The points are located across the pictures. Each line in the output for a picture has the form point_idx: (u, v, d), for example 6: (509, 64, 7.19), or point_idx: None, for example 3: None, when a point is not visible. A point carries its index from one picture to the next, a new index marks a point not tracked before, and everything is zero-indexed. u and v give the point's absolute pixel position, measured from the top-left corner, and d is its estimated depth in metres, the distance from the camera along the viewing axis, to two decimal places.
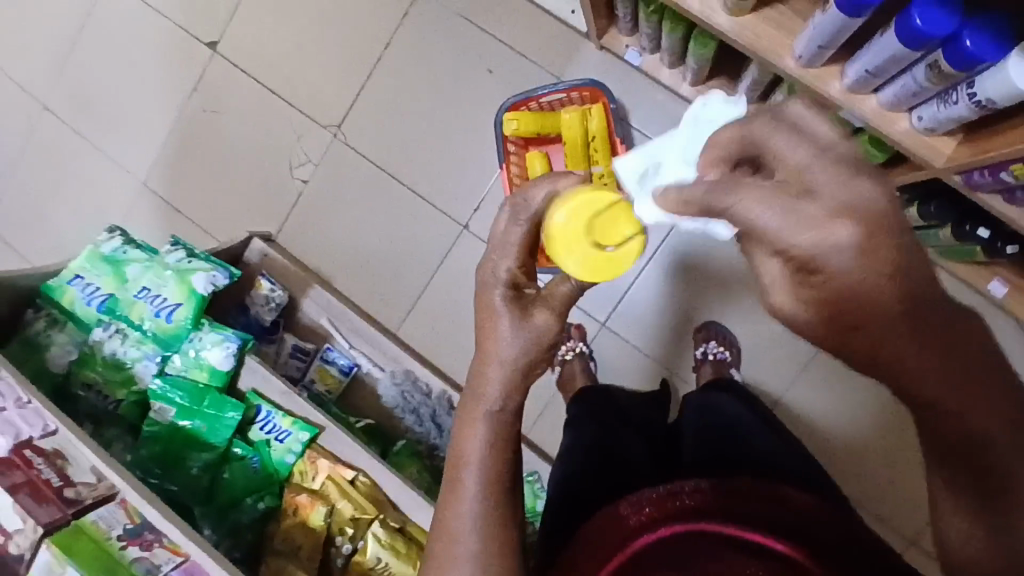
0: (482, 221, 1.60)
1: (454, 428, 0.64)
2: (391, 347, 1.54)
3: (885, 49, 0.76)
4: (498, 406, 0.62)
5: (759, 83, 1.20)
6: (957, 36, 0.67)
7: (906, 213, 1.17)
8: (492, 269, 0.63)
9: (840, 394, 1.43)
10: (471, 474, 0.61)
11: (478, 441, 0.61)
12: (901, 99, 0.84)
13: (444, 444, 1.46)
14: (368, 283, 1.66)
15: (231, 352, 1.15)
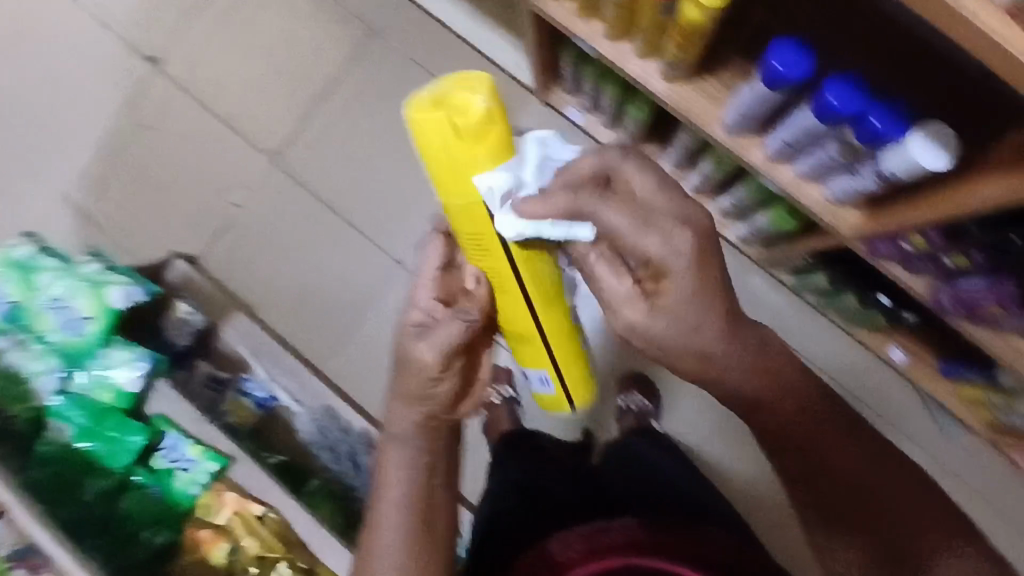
0: (418, 258, 1.59)
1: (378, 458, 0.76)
2: (313, 384, 1.51)
3: (801, 123, 0.83)
4: (413, 434, 0.74)
5: (689, 148, 1.29)
6: (863, 115, 0.74)
7: (816, 280, 1.27)
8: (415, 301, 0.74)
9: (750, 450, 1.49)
10: (392, 495, 0.72)
11: (398, 467, 0.73)
12: (813, 169, 0.92)
13: (360, 483, 1.41)
14: (295, 314, 1.62)
15: (141, 373, 1.10)
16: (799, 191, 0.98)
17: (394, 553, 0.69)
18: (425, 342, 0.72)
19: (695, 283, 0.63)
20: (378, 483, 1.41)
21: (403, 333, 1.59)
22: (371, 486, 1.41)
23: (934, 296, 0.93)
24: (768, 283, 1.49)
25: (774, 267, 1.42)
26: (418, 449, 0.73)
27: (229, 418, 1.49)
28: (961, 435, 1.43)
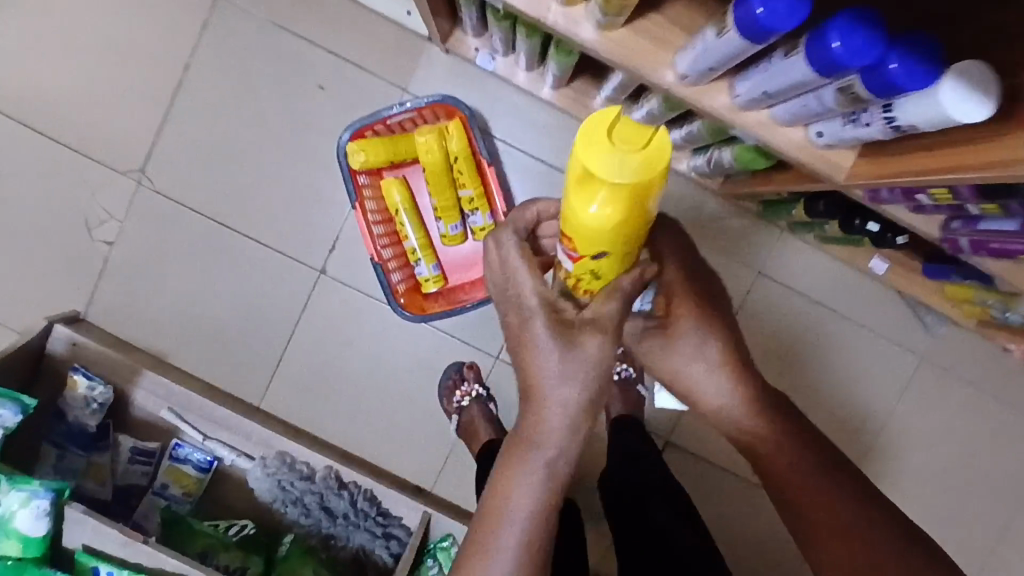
0: (339, 262, 1.37)
1: (496, 469, 0.64)
2: (255, 431, 1.31)
3: (790, 74, 0.65)
4: (566, 454, 0.62)
5: (628, 86, 1.08)
6: (879, 61, 0.57)
7: (792, 212, 1.12)
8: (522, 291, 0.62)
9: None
10: (510, 524, 0.63)
11: (526, 491, 0.62)
12: (795, 115, 0.75)
13: (339, 530, 1.27)
14: (217, 354, 1.40)
15: (42, 512, 0.89)
16: (775, 138, 0.82)
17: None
18: (555, 349, 0.60)
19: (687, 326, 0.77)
20: (358, 526, 1.27)
21: (345, 349, 1.40)
22: (352, 530, 1.27)
23: (950, 236, 0.80)
24: (734, 213, 1.34)
25: (739, 197, 1.26)
26: (551, 461, 0.62)
27: (174, 491, 1.31)
28: (956, 330, 1.35)
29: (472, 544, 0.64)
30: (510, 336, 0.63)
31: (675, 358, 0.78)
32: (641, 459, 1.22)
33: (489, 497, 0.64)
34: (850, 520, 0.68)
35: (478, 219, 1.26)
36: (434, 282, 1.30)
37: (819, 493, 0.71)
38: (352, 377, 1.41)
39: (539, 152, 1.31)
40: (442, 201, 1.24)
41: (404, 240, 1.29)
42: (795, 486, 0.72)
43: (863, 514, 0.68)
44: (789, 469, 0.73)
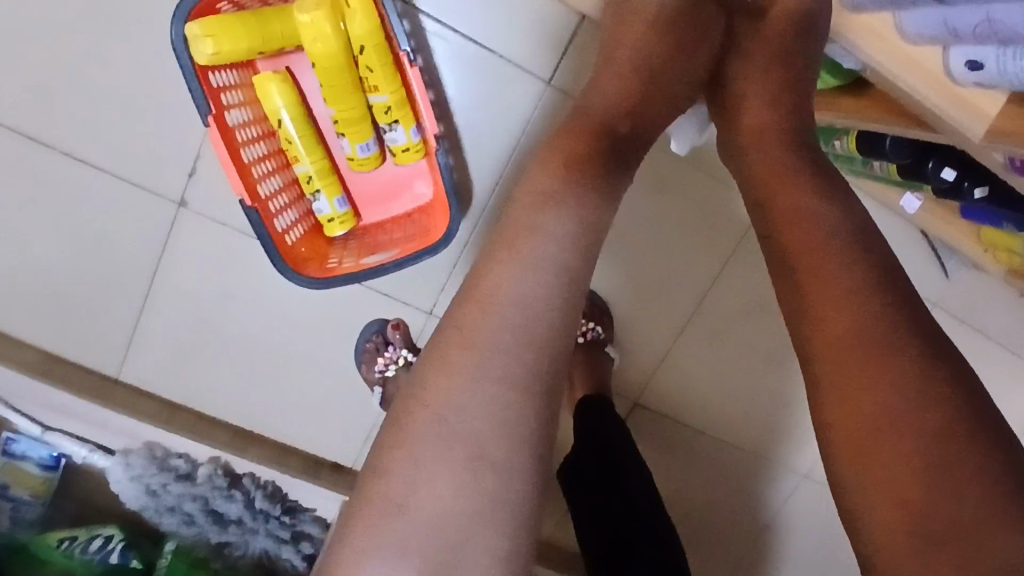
0: (206, 190, 0.98)
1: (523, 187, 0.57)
2: (112, 417, 1.01)
3: None
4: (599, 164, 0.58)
5: None
6: None
7: (835, 143, 0.83)
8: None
9: (729, 350, 1.14)
10: (536, 247, 0.52)
11: (564, 204, 0.55)
12: (956, 32, 0.44)
13: (233, 537, 1.01)
14: (51, 320, 1.03)
15: None
16: (878, 53, 0.51)
17: (527, 314, 0.50)
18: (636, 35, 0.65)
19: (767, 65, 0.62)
20: (260, 531, 1.01)
21: (228, 308, 1.05)
22: (249, 536, 1.01)
23: None
24: None
25: None
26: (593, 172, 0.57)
27: (16, 492, 0.98)
28: (980, 276, 1.14)
29: (420, 395, 0.49)
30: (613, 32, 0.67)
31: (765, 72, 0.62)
32: (615, 485, 0.94)
33: (453, 338, 0.50)
34: (885, 388, 0.43)
35: (399, 137, 0.89)
36: (341, 224, 0.95)
37: (844, 317, 0.46)
38: (238, 341, 1.07)
39: (483, 37, 0.92)
40: (344, 111, 0.86)
41: (293, 163, 0.91)
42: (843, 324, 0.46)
43: (889, 357, 0.44)
44: (810, 257, 0.50)
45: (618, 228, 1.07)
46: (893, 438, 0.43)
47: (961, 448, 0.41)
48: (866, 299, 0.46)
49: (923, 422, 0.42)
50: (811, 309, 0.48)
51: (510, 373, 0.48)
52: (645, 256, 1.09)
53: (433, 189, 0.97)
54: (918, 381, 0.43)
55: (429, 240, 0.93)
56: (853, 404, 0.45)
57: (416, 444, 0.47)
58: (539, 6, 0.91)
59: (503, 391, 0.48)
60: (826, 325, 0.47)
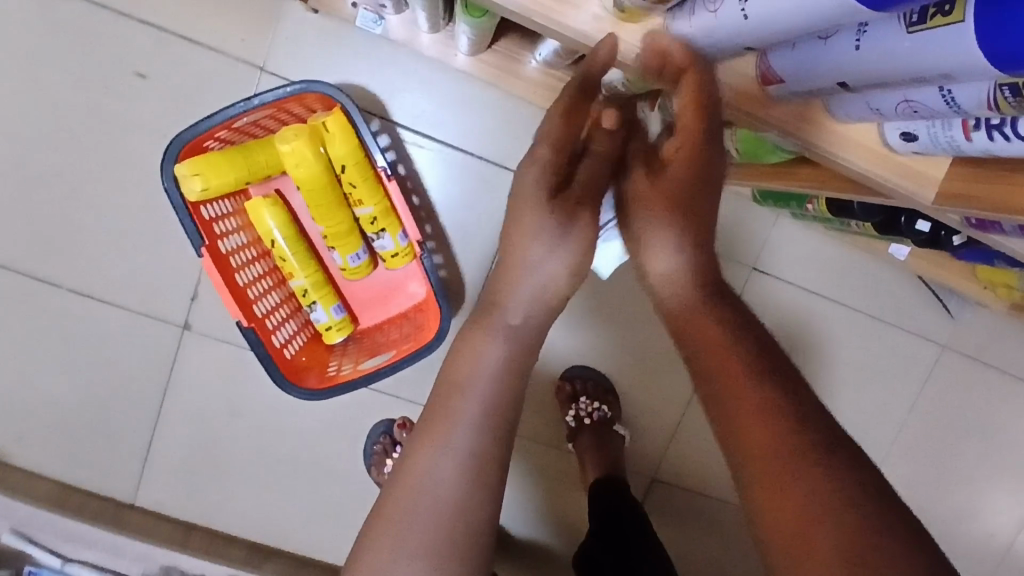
0: (209, 311, 1.02)
1: (451, 345, 0.50)
2: (130, 543, 1.03)
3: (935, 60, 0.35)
4: (524, 336, 0.51)
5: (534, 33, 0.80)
6: None
7: (808, 206, 0.85)
8: (541, 166, 0.53)
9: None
10: (466, 407, 0.46)
11: (485, 360, 0.48)
12: (881, 113, 0.46)
13: None
14: (66, 453, 1.05)
15: None
16: (780, 117, 0.52)
17: (454, 487, 0.44)
18: (537, 203, 0.53)
19: (664, 205, 0.53)
20: None
21: (236, 424, 1.06)
22: None
23: None
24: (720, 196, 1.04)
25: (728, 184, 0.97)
26: (517, 328, 0.51)
27: None
28: (987, 315, 1.12)
29: (360, 559, 0.43)
30: (537, 186, 0.53)
31: (661, 221, 0.53)
32: (635, 555, 0.90)
33: (383, 508, 0.44)
34: (808, 488, 0.40)
35: (387, 244, 0.93)
36: (339, 330, 0.97)
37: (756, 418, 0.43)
38: (249, 455, 1.07)
39: (460, 141, 0.97)
40: (333, 225, 0.90)
41: (289, 278, 0.94)
42: (752, 418, 0.43)
43: (801, 461, 0.41)
44: (715, 355, 0.47)
45: (613, 305, 1.08)
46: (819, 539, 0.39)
47: (878, 561, 0.37)
48: (779, 398, 0.44)
49: (840, 513, 0.39)
50: (731, 416, 0.45)
51: (497, 415, 0.46)
52: (640, 329, 1.10)
53: (425, 287, 1.00)
54: (830, 484, 0.40)
55: (427, 337, 0.95)
56: (769, 515, 0.41)
57: (395, 530, 0.43)
58: (509, 107, 0.96)
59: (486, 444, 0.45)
60: (742, 425, 0.44)
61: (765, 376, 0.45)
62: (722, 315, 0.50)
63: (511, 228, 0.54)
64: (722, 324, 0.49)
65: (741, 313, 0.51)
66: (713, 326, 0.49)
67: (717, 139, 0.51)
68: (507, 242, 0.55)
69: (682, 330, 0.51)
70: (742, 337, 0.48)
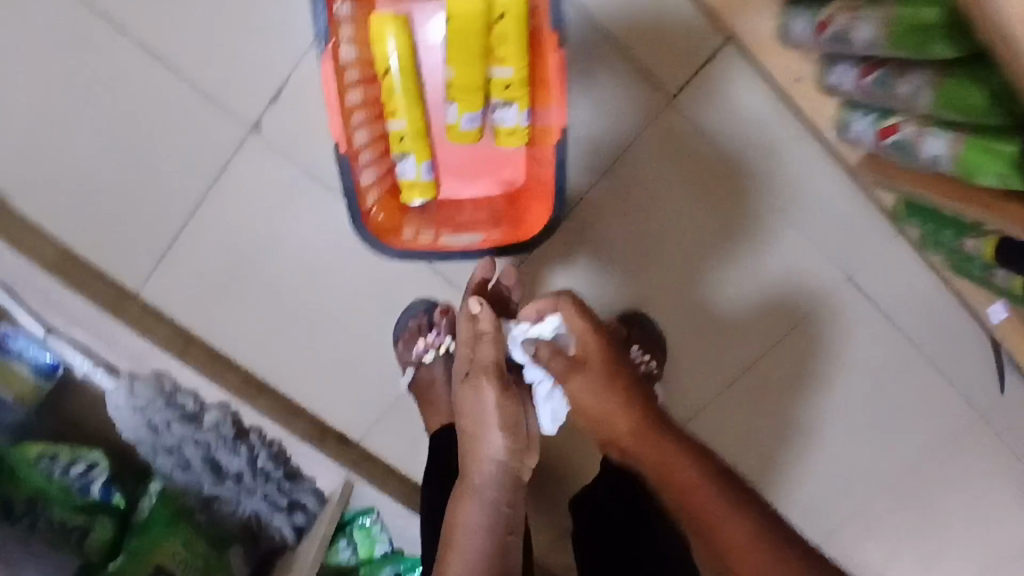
0: (284, 121, 0.91)
1: (449, 510, 0.64)
2: (124, 336, 0.93)
3: None
4: (491, 476, 0.63)
5: None
6: None
7: (968, 238, 0.80)
8: (472, 387, 0.66)
9: (773, 414, 1.08)
10: (469, 518, 0.61)
11: (473, 513, 0.61)
12: None
13: (224, 494, 0.94)
14: (73, 221, 0.94)
15: None
16: None
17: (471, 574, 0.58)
18: (483, 399, 0.65)
19: (602, 380, 0.64)
20: (256, 490, 0.95)
21: (272, 251, 0.98)
22: (244, 495, 0.94)
23: None
24: (847, 194, 0.97)
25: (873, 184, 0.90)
26: (484, 485, 0.63)
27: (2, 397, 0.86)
28: None
29: None
30: (462, 402, 0.67)
31: (607, 403, 0.63)
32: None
33: None
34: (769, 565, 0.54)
35: (512, 117, 0.83)
36: (421, 192, 0.87)
37: (695, 492, 0.57)
38: (274, 286, 1.00)
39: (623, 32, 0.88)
40: (462, 76, 0.79)
41: (389, 118, 0.84)
42: (715, 526, 0.56)
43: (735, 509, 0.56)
44: (692, 489, 0.57)
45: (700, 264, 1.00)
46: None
47: None
48: (750, 525, 0.55)
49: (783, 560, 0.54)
50: (708, 524, 0.56)
51: (490, 522, 0.61)
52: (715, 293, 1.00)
53: (523, 177, 0.90)
54: (742, 517, 0.56)
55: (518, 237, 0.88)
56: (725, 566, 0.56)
57: None
58: (684, 13, 0.87)
59: (510, 472, 0.64)
60: (715, 533, 0.56)
61: (737, 509, 0.56)
62: (703, 457, 0.59)
63: (463, 434, 0.67)
64: (706, 472, 0.58)
65: (702, 448, 0.60)
66: (678, 457, 0.59)
67: (602, 332, 0.67)
68: (465, 439, 0.67)
69: (630, 439, 0.63)
70: (707, 474, 0.58)
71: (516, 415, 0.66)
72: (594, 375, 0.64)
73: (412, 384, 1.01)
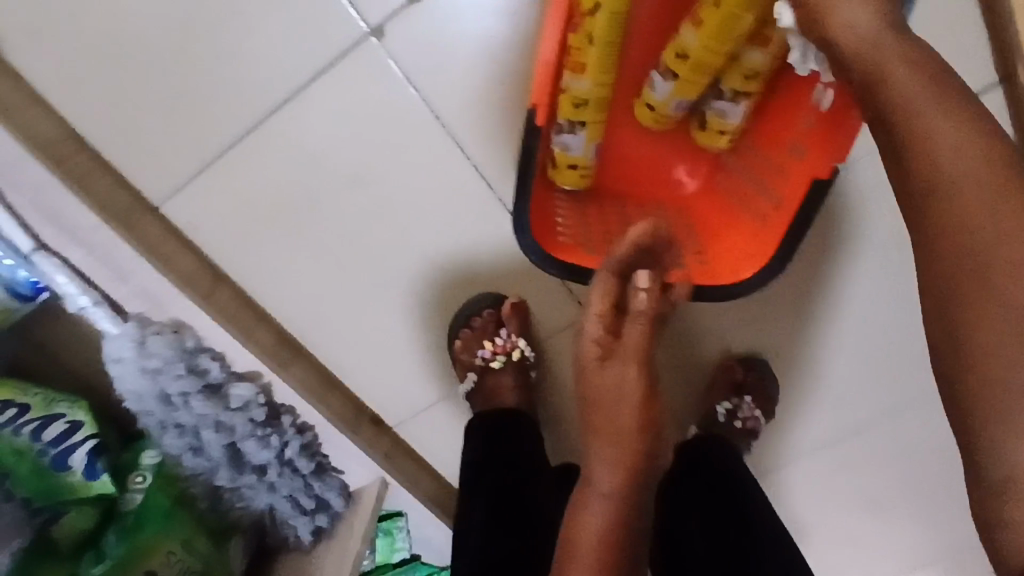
0: (412, 38, 0.72)
1: (568, 515, 0.58)
2: (136, 268, 0.69)
3: None
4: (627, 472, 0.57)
5: None
6: None
7: None
8: (595, 353, 0.62)
9: (863, 502, 0.93)
10: (589, 510, 0.56)
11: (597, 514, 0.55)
12: None
13: (238, 485, 0.75)
14: (108, 92, 0.72)
15: None
16: None
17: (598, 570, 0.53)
18: (609, 360, 0.61)
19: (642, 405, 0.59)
20: (279, 487, 0.76)
21: (356, 191, 0.77)
22: (261, 489, 0.76)
23: None
24: None
25: None
26: (612, 489, 0.57)
27: None
28: None
29: None
30: (586, 378, 0.62)
31: (903, 70, 0.45)
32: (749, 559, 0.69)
33: None
34: (999, 238, 0.40)
35: (732, 113, 0.63)
36: (582, 175, 0.68)
37: (922, 107, 0.44)
38: (338, 236, 0.79)
39: None
40: (705, 45, 0.57)
41: (568, 72, 0.62)
42: (943, 211, 0.42)
43: (1006, 191, 0.41)
44: (922, 145, 0.43)
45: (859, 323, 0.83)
46: (993, 248, 0.40)
47: None
48: (965, 125, 0.43)
49: None
50: (932, 209, 0.42)
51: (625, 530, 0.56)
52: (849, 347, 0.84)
53: (704, 181, 0.72)
54: (1022, 215, 0.40)
55: (717, 277, 0.68)
56: (950, 262, 0.41)
57: None
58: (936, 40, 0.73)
59: (639, 480, 0.58)
60: (932, 175, 0.43)
61: (959, 136, 0.43)
62: (953, 108, 0.44)
63: (592, 424, 0.60)
64: (953, 116, 0.43)
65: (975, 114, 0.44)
66: (932, 119, 0.43)
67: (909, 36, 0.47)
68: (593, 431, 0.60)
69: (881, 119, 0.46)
70: (974, 126, 0.43)
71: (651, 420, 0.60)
72: (628, 380, 0.60)
73: (471, 391, 0.84)
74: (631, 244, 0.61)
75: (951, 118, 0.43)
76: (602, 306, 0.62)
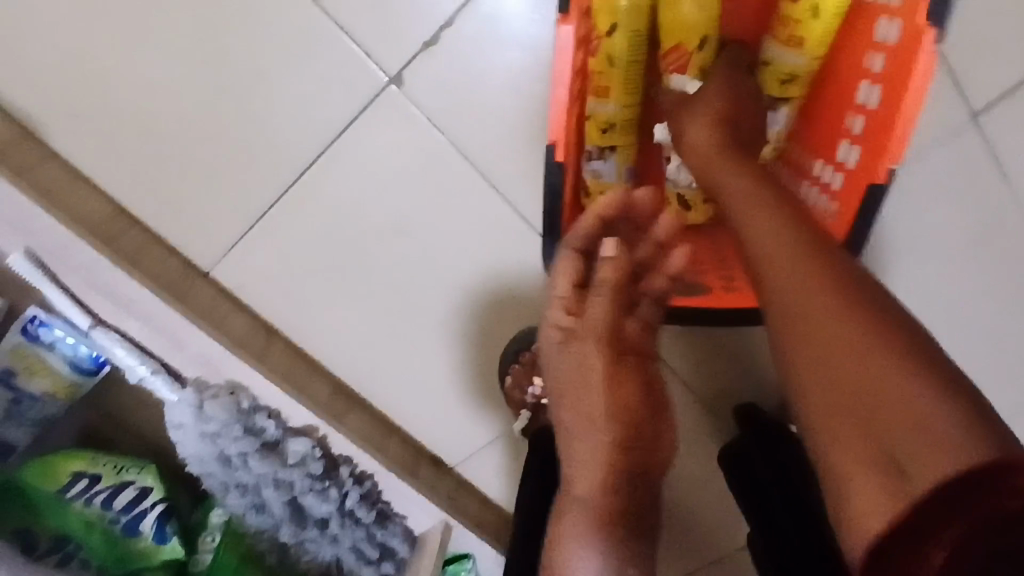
0: (437, 80, 0.72)
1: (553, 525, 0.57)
2: (192, 336, 0.70)
3: None
4: (605, 469, 0.56)
5: None
6: None
7: None
8: (562, 335, 0.60)
9: None
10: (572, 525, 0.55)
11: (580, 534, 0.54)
12: None
13: (302, 539, 0.76)
14: (153, 169, 0.75)
15: None
16: None
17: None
18: (572, 343, 0.59)
19: (609, 384, 0.57)
20: (342, 539, 0.77)
21: (394, 236, 0.77)
22: (325, 543, 0.76)
23: None
24: None
25: None
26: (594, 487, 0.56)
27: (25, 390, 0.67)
28: None
29: None
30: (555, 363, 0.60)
31: (701, 130, 0.56)
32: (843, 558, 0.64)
33: None
34: (807, 274, 0.45)
35: (775, 123, 0.61)
36: None
37: (717, 160, 0.54)
38: (380, 285, 0.79)
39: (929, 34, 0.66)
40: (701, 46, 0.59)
41: (593, 97, 0.62)
42: (758, 250, 0.48)
43: (816, 279, 0.44)
44: (726, 196, 0.53)
45: (956, 332, 0.74)
46: (802, 282, 0.45)
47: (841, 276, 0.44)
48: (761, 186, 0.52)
49: (834, 283, 0.44)
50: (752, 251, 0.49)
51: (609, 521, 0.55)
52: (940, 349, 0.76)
53: None
54: (843, 303, 0.43)
55: (731, 304, 0.64)
56: (805, 357, 0.43)
57: None
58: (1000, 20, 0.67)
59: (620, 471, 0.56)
60: (746, 227, 0.50)
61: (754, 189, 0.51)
62: (745, 165, 0.54)
63: (567, 417, 0.59)
64: (745, 162, 0.54)
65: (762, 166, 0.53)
66: (724, 172, 0.53)
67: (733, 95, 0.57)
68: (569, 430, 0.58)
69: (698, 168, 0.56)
70: (762, 177, 0.53)
71: (628, 400, 0.57)
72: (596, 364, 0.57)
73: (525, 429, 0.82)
74: (591, 215, 0.59)
75: (740, 163, 0.54)
76: (562, 286, 0.60)
